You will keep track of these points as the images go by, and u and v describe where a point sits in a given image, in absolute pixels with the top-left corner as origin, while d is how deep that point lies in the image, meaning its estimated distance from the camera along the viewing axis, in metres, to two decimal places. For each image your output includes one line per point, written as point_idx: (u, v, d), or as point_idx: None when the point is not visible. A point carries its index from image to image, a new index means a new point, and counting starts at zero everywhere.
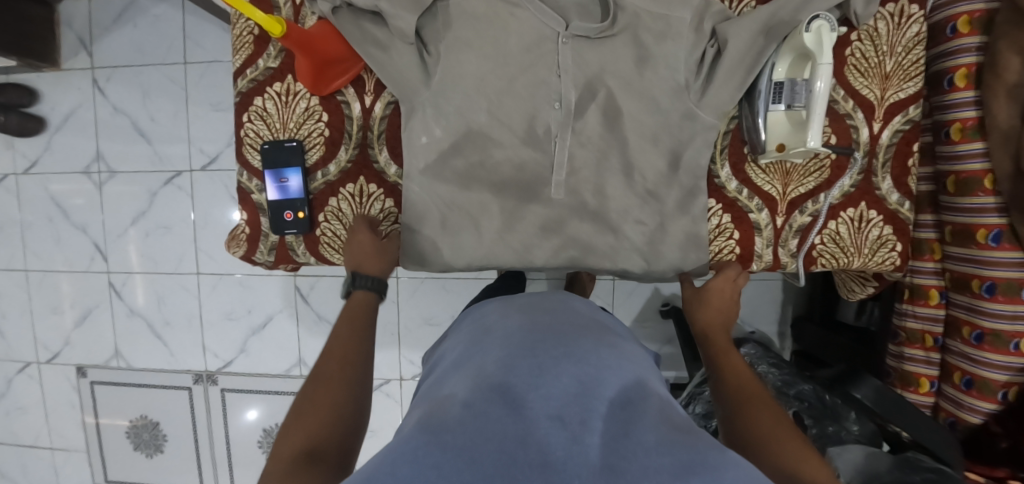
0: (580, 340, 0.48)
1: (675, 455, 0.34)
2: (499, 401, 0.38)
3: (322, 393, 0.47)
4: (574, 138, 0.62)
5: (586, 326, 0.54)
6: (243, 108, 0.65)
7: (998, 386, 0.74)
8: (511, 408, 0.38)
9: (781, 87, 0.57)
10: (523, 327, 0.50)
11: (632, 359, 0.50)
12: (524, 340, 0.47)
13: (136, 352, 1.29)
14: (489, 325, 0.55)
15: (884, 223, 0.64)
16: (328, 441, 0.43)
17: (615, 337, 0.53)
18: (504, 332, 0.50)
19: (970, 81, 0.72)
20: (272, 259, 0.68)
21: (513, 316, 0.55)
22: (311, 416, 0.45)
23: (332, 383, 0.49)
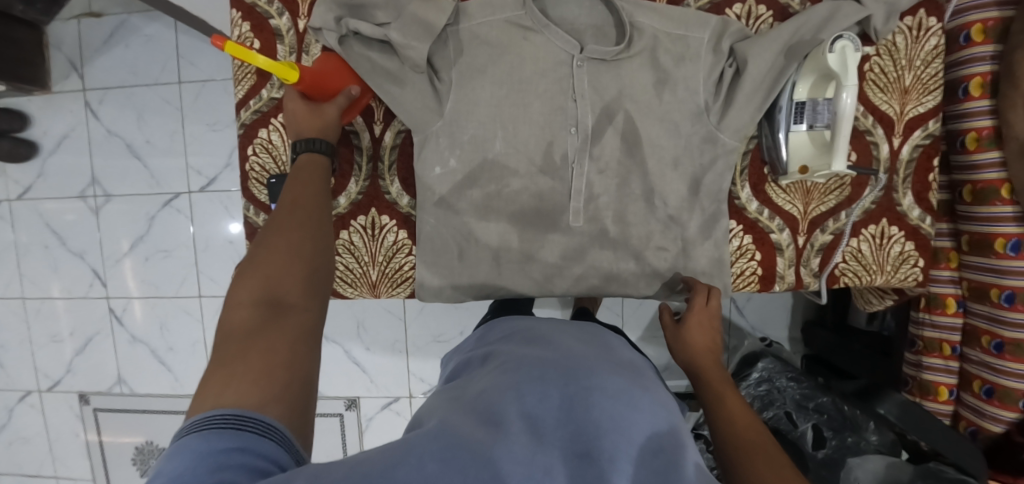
0: (616, 378, 0.45)
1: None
2: (528, 432, 0.37)
3: (280, 240, 0.43)
4: (593, 163, 0.60)
5: (623, 362, 0.51)
6: (248, 141, 0.63)
7: (1020, 395, 0.74)
8: (540, 442, 0.36)
9: (802, 107, 0.56)
10: (560, 355, 0.48)
11: (670, 409, 0.46)
12: (561, 367, 0.45)
13: (140, 378, 1.27)
14: (518, 345, 0.52)
15: (905, 239, 0.63)
16: (291, 290, 0.41)
17: (652, 383, 0.50)
18: (539, 356, 0.48)
19: (985, 90, 0.71)
20: None
21: (550, 341, 0.52)
22: (274, 262, 0.42)
23: (291, 228, 0.45)
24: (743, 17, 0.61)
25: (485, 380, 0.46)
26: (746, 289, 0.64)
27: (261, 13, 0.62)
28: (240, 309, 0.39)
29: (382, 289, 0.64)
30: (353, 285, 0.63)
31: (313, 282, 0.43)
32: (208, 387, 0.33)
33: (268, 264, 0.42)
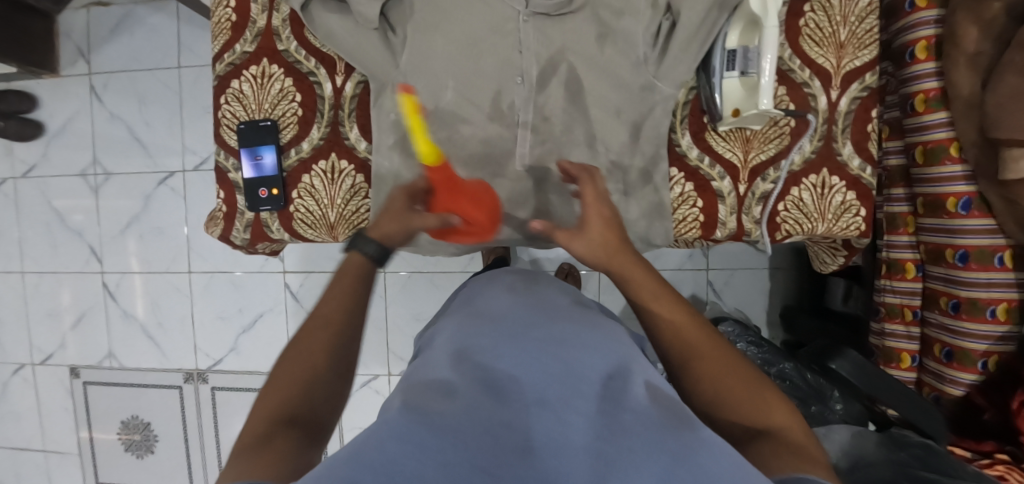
0: (567, 324, 0.47)
1: (657, 435, 0.32)
2: (487, 390, 0.37)
3: (297, 358, 0.45)
4: (538, 112, 0.64)
5: (574, 309, 0.53)
6: (221, 91, 0.67)
7: (977, 355, 0.74)
8: (499, 399, 0.37)
9: (734, 54, 0.59)
10: (514, 315, 0.49)
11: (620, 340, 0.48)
12: (514, 327, 0.46)
13: (129, 353, 1.31)
14: (478, 310, 0.52)
15: (846, 188, 0.65)
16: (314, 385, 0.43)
17: (604, 324, 0.51)
18: (499, 319, 0.48)
19: (930, 53, 0.73)
20: (248, 237, 0.69)
21: (503, 300, 0.53)
22: (289, 381, 0.43)
23: (310, 342, 0.46)
24: None
25: (444, 346, 0.47)
26: (689, 236, 0.66)
27: None
28: (257, 421, 0.40)
29: (340, 231, 0.67)
30: (313, 227, 0.67)
31: (332, 360, 0.46)
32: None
33: (291, 366, 0.44)
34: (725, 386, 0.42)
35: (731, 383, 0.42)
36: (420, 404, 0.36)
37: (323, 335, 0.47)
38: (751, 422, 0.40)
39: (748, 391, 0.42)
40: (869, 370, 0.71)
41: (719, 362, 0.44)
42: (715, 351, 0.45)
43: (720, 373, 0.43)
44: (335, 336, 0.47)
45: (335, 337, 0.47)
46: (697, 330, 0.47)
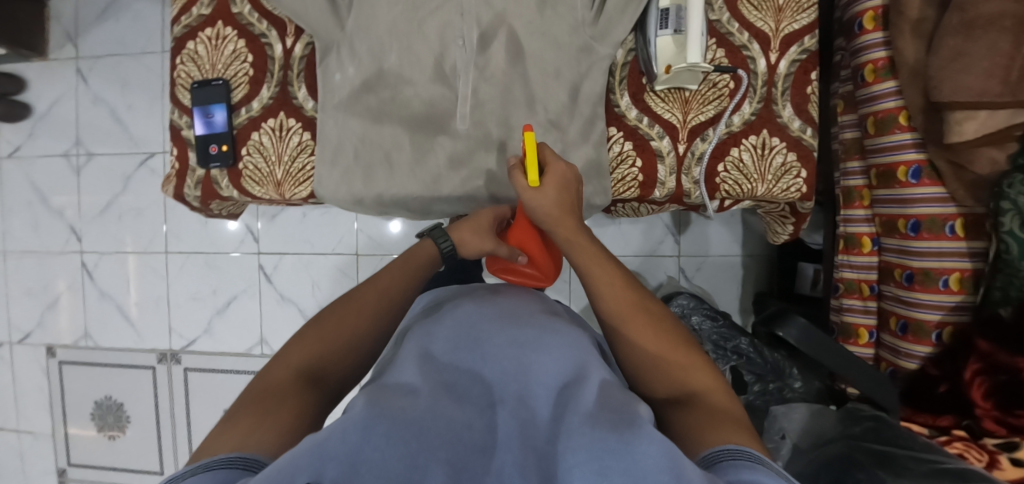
0: (526, 325, 0.50)
1: (598, 432, 0.35)
2: (450, 395, 0.42)
3: (306, 334, 0.52)
4: (479, 73, 0.65)
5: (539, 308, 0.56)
6: (177, 52, 0.69)
7: (931, 327, 0.73)
8: (461, 402, 0.41)
9: (667, 13, 0.59)
10: (477, 316, 0.52)
11: (577, 334, 0.51)
12: (476, 330, 0.49)
13: (104, 332, 1.32)
14: (446, 310, 0.55)
15: (787, 150, 0.65)
16: (329, 369, 0.49)
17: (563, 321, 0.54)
18: (466, 318, 0.52)
19: (878, 23, 0.74)
20: (200, 194, 0.71)
21: (468, 302, 0.56)
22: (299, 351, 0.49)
23: (315, 323, 0.53)
24: None
25: (413, 340, 0.50)
26: (629, 196, 0.67)
27: None
28: (280, 374, 0.46)
29: (287, 188, 0.68)
30: (260, 184, 0.68)
31: (353, 345, 0.52)
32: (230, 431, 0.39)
33: (314, 339, 0.51)
34: (659, 353, 0.49)
35: (665, 351, 0.49)
36: (383, 398, 0.39)
37: (352, 323, 0.53)
38: (679, 384, 0.47)
39: (677, 355, 0.48)
40: (817, 337, 0.71)
41: (660, 339, 0.50)
42: (651, 322, 0.51)
43: (654, 341, 0.49)
44: (363, 328, 0.53)
45: (367, 329, 0.53)
46: (638, 304, 0.53)
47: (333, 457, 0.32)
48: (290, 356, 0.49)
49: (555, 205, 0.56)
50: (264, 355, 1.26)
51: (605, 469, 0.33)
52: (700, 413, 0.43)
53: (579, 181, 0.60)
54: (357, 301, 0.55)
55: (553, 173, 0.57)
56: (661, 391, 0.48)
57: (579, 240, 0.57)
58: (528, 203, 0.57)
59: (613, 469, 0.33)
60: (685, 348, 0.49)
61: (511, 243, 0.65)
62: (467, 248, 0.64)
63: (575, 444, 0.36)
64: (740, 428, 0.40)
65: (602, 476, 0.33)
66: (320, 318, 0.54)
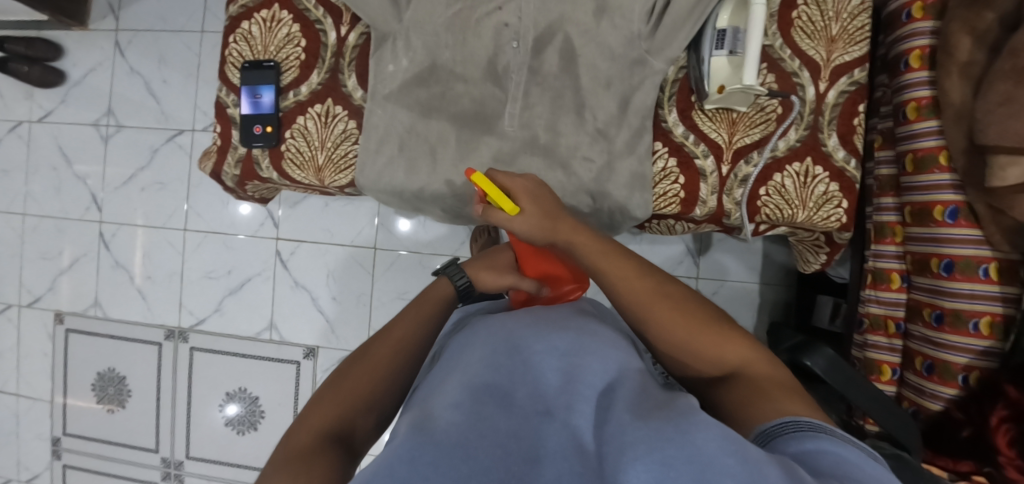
0: (559, 337, 0.48)
1: (651, 429, 0.34)
2: (496, 403, 0.40)
3: (332, 388, 0.49)
4: (531, 76, 0.65)
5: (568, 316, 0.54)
6: (231, 31, 0.70)
7: (958, 370, 0.73)
8: (507, 408, 0.39)
9: (724, 34, 0.60)
10: (509, 331, 0.50)
11: (614, 348, 0.48)
12: (507, 342, 0.48)
13: (115, 304, 1.31)
14: (479, 331, 0.54)
15: (830, 180, 0.65)
16: (354, 418, 0.47)
17: (598, 329, 0.52)
18: (497, 335, 0.50)
19: (924, 62, 0.74)
20: (238, 173, 0.71)
21: (498, 317, 0.55)
22: (326, 405, 0.47)
23: (341, 376, 0.51)
24: None
25: (448, 367, 0.48)
26: (668, 212, 0.67)
27: None
28: (305, 436, 0.43)
29: (326, 175, 0.68)
30: (301, 167, 0.68)
31: (372, 397, 0.49)
32: None
33: (338, 394, 0.48)
34: (693, 340, 0.48)
35: (698, 336, 0.48)
36: (426, 421, 0.38)
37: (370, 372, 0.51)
38: (719, 362, 0.47)
39: (710, 337, 0.48)
40: (842, 369, 0.71)
41: (689, 323, 0.49)
42: (679, 310, 0.49)
43: (683, 328, 0.48)
44: (382, 379, 0.51)
45: (392, 377, 0.52)
46: (662, 296, 0.50)
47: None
48: (314, 416, 0.46)
49: (542, 219, 0.55)
50: (272, 340, 1.26)
51: (669, 459, 0.31)
52: (743, 388, 0.44)
53: (545, 186, 0.60)
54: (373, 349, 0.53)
55: (518, 190, 0.57)
56: (703, 370, 0.49)
57: (580, 238, 0.55)
58: (518, 231, 0.57)
59: (677, 461, 0.31)
60: (714, 328, 0.48)
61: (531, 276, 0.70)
62: (484, 284, 0.69)
63: (631, 439, 0.33)
64: (789, 397, 0.41)
65: (666, 466, 0.31)
66: (341, 372, 0.51)
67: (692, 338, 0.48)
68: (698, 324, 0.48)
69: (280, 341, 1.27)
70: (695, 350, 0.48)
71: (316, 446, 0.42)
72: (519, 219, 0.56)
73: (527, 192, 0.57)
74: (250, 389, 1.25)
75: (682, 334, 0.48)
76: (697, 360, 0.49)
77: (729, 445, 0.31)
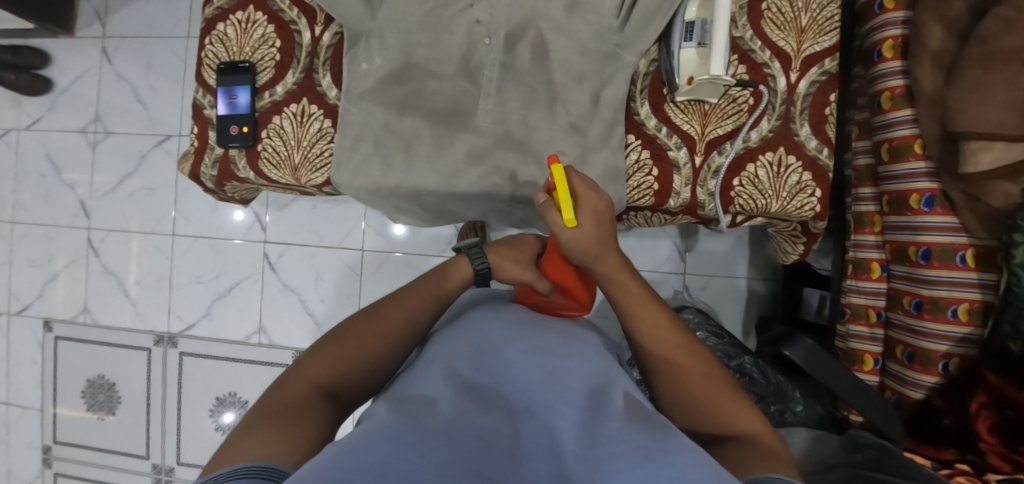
0: (543, 342, 0.49)
1: (637, 442, 0.33)
2: (478, 403, 0.39)
3: (334, 347, 0.50)
4: (504, 72, 0.66)
5: (553, 326, 0.54)
6: (206, 33, 0.70)
7: (938, 357, 0.73)
8: (488, 410, 0.39)
9: (692, 25, 0.60)
10: (493, 334, 0.50)
11: (596, 359, 0.49)
12: (493, 346, 0.48)
13: (103, 310, 1.31)
14: (470, 322, 0.54)
15: (803, 169, 0.65)
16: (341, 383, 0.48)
17: (586, 343, 0.52)
18: (488, 333, 0.50)
19: (897, 52, 0.75)
20: (216, 174, 0.71)
21: (484, 314, 0.55)
22: (323, 367, 0.48)
23: (344, 337, 0.52)
24: None
25: (435, 355, 0.48)
26: (643, 204, 0.67)
27: None
28: (299, 387, 0.45)
29: (303, 173, 0.69)
30: (277, 167, 0.69)
31: (365, 366, 0.50)
32: (254, 443, 0.36)
33: (335, 356, 0.49)
34: (705, 397, 0.49)
35: (712, 395, 0.49)
36: (411, 408, 0.38)
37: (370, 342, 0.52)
38: (727, 427, 0.46)
39: (725, 402, 0.48)
40: (822, 358, 0.71)
41: (708, 384, 0.50)
42: (704, 369, 0.51)
43: (702, 385, 0.50)
44: (386, 347, 0.52)
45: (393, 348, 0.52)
46: (690, 355, 0.53)
47: (359, 467, 0.28)
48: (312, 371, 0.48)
49: (594, 242, 0.52)
50: (262, 343, 1.26)
51: (649, 474, 0.30)
52: (744, 448, 0.42)
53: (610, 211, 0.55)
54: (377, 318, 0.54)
55: (586, 204, 0.52)
56: (704, 433, 0.47)
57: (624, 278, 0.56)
58: (564, 242, 0.53)
59: (658, 477, 0.30)
60: (734, 398, 0.49)
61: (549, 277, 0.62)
62: (501, 274, 0.63)
63: (615, 450, 0.33)
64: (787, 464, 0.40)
65: (649, 480, 0.30)
66: (343, 329, 0.53)
67: (707, 396, 0.49)
68: (716, 387, 0.49)
69: (269, 345, 1.27)
70: (707, 405, 0.48)
71: (303, 403, 0.43)
72: (574, 231, 0.51)
73: (593, 209, 0.52)
74: (239, 394, 1.25)
75: (698, 389, 0.49)
76: (703, 417, 0.48)
77: (709, 471, 0.31)
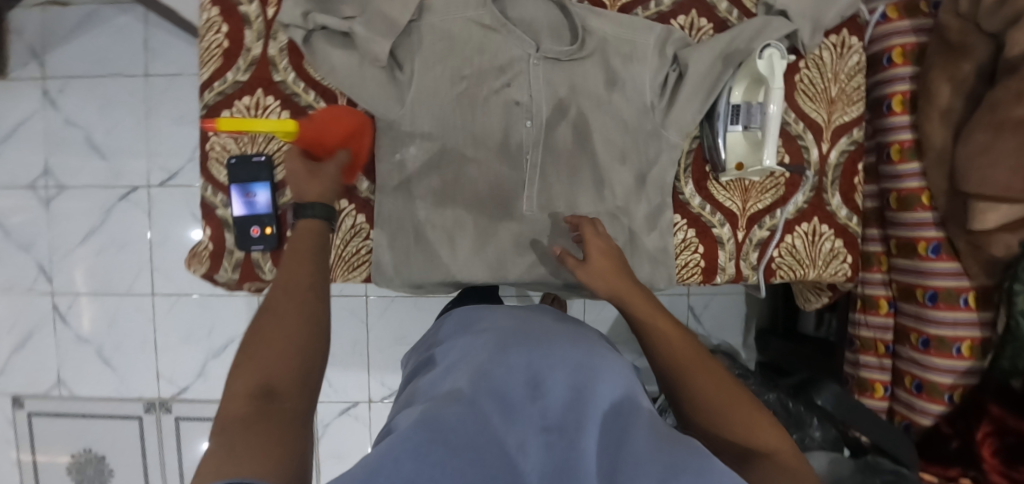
0: (570, 347, 0.43)
1: (669, 457, 0.29)
2: (500, 408, 0.34)
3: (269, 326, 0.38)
4: (546, 154, 0.63)
5: (575, 335, 0.48)
6: (209, 122, 0.64)
7: (944, 388, 0.79)
8: (511, 418, 0.33)
9: (738, 109, 0.61)
10: (516, 332, 0.44)
11: (621, 369, 0.43)
12: (517, 343, 0.42)
13: (80, 380, 1.20)
14: (472, 335, 0.48)
15: (835, 236, 0.68)
16: (284, 376, 0.35)
17: (604, 350, 0.46)
18: (490, 339, 0.44)
19: (905, 107, 0.78)
20: (236, 276, 0.66)
21: (501, 320, 0.49)
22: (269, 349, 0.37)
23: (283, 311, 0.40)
24: (686, 28, 0.66)
25: (448, 366, 0.42)
26: (691, 280, 0.68)
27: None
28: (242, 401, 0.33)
29: (338, 273, 0.64)
30: None
31: (311, 358, 0.38)
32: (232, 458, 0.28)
33: (268, 345, 0.37)
34: (716, 411, 0.41)
35: (725, 399, 0.42)
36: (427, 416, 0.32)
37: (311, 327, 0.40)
38: (744, 441, 0.40)
39: (742, 414, 0.41)
40: (847, 401, 0.76)
41: (724, 390, 0.43)
42: (712, 369, 0.44)
43: (710, 385, 0.43)
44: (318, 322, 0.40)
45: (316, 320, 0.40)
46: (692, 350, 0.46)
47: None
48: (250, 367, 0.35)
49: (602, 257, 0.55)
50: None
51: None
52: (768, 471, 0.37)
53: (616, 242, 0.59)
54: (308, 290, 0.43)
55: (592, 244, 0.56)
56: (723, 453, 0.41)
57: (621, 280, 0.54)
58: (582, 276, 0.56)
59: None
60: (751, 402, 0.42)
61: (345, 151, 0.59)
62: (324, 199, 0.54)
63: (646, 467, 0.28)
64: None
65: None
66: (272, 301, 0.41)
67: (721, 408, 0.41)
68: (732, 398, 0.42)
69: None
70: (722, 422, 0.41)
71: (255, 415, 0.32)
72: (581, 266, 0.55)
73: (601, 246, 0.56)
74: None
75: (709, 401, 0.42)
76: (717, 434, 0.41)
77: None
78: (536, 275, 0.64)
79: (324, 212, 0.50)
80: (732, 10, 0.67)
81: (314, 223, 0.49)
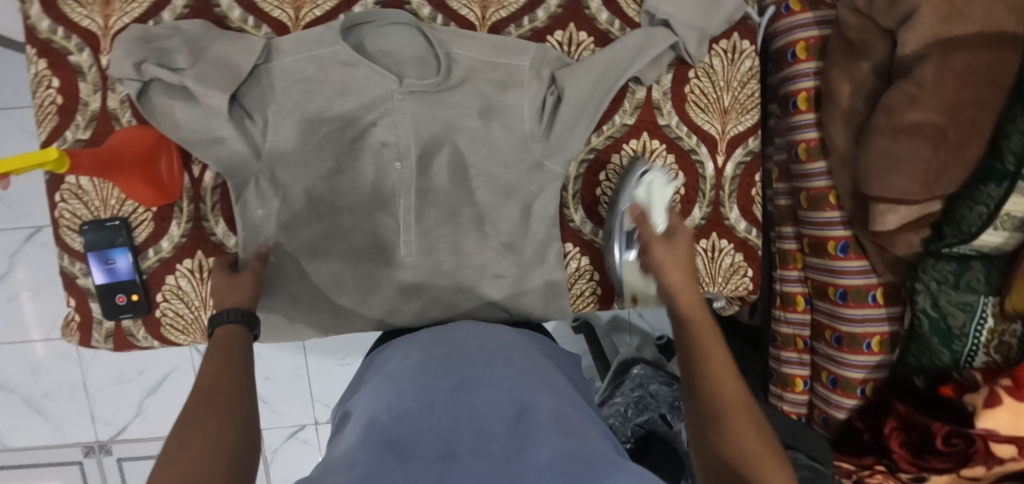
0: (475, 366, 0.36)
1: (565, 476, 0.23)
2: (393, 453, 0.26)
3: (200, 415, 0.33)
4: (421, 197, 0.59)
5: (491, 346, 0.41)
6: (54, 187, 0.58)
7: (857, 383, 0.78)
8: (407, 457, 0.26)
9: (629, 235, 0.60)
10: (421, 367, 0.37)
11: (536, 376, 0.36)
12: (419, 381, 0.34)
13: (10, 431, 1.15)
14: (377, 383, 0.40)
15: (735, 250, 0.67)
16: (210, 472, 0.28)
17: (518, 355, 0.40)
18: (392, 384, 0.36)
19: (810, 104, 0.75)
20: (111, 346, 0.62)
21: (410, 357, 0.41)
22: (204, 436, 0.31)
23: (209, 401, 0.35)
24: (565, 44, 0.62)
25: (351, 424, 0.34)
26: (588, 308, 0.67)
27: (58, 49, 0.57)
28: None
29: None
30: (185, 332, 0.62)
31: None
32: None
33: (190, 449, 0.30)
34: (746, 457, 0.36)
35: (756, 453, 0.36)
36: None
37: (241, 450, 0.32)
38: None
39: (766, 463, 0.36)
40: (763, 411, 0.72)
41: (755, 433, 0.38)
42: (755, 425, 0.38)
43: (748, 439, 0.37)
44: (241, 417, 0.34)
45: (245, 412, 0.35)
46: (739, 393, 0.40)
47: None
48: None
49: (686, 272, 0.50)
50: None
51: None
52: None
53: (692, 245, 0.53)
54: (238, 415, 0.34)
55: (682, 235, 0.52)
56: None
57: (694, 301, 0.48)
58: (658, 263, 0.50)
59: None
60: (775, 454, 0.37)
61: (147, 164, 0.55)
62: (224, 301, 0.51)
63: None
64: None
65: None
66: (192, 417, 0.33)
67: (753, 459, 0.36)
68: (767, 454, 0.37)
69: None
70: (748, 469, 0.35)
71: None
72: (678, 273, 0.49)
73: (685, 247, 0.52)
74: None
75: (745, 449, 0.36)
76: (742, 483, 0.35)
77: None
78: (426, 323, 0.60)
79: (245, 316, 0.46)
80: (614, 20, 0.62)
81: (232, 328, 0.44)
